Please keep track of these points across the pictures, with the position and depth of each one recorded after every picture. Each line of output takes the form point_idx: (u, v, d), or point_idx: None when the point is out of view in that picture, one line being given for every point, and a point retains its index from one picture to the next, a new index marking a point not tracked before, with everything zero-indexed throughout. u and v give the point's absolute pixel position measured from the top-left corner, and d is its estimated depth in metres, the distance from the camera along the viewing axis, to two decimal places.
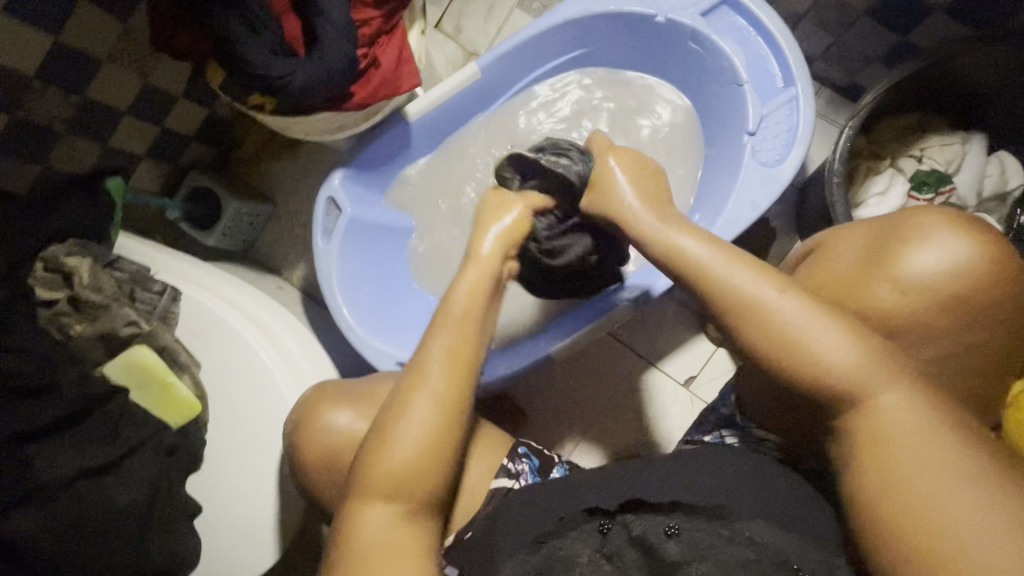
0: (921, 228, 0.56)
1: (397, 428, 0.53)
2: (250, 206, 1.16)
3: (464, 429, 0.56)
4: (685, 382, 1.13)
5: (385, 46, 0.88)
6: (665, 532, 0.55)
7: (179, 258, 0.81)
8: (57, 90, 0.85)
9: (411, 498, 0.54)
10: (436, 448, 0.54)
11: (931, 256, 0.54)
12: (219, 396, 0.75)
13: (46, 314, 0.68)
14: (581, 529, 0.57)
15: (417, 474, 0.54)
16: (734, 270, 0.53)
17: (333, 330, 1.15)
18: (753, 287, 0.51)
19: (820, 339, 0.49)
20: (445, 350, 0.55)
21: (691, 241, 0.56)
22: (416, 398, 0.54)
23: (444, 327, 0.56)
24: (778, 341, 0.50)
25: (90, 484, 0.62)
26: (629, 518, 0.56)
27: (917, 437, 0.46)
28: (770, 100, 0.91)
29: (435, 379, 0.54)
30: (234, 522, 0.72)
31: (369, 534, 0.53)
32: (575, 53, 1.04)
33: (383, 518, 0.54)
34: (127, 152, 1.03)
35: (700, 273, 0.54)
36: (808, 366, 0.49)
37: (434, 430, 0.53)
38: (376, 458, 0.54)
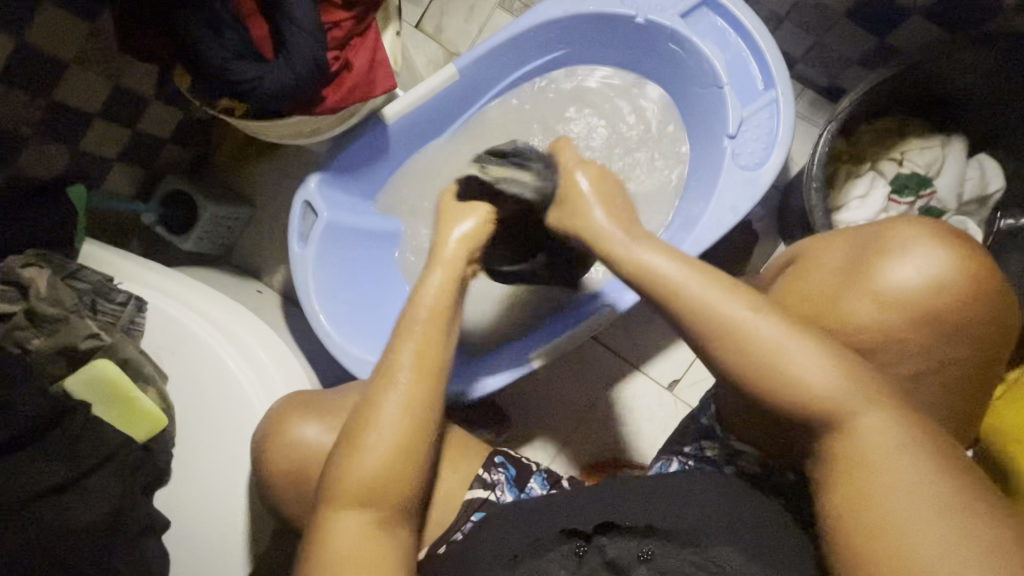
0: (903, 240, 0.55)
1: (367, 437, 0.52)
2: (228, 210, 1.14)
3: (431, 437, 0.54)
4: (668, 385, 1.12)
5: (357, 49, 0.86)
6: (637, 556, 0.52)
7: (146, 266, 0.78)
8: (22, 93, 0.83)
9: (386, 504, 0.52)
10: (403, 454, 0.52)
11: (910, 269, 0.54)
12: (187, 409, 0.73)
13: (1, 329, 0.66)
14: (557, 551, 0.54)
15: (390, 478, 0.52)
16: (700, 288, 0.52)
17: (314, 336, 1.14)
18: (717, 304, 0.51)
19: (792, 357, 0.48)
20: (414, 353, 0.55)
21: (661, 262, 0.55)
22: (386, 399, 0.53)
23: (410, 332, 0.56)
24: (748, 361, 0.49)
25: (48, 505, 0.61)
26: (604, 541, 0.54)
27: (890, 453, 0.45)
28: (751, 103, 0.91)
29: (402, 380, 0.53)
30: (202, 539, 0.70)
31: (338, 546, 0.50)
32: (556, 55, 1.03)
33: (354, 528, 0.51)
34: (99, 156, 1.01)
35: (672, 292, 0.53)
36: (772, 376, 0.48)
37: (405, 436, 0.52)
38: (346, 466, 0.52)
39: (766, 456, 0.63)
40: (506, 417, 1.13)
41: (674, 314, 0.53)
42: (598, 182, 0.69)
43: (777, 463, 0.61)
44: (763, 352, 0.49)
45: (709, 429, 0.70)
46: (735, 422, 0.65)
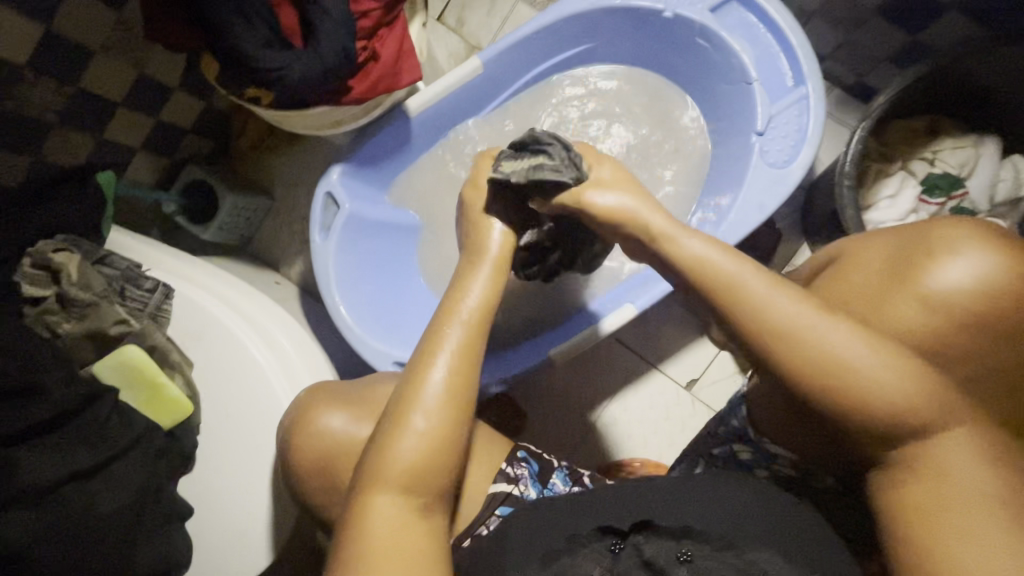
0: (949, 240, 0.53)
1: (413, 413, 0.51)
2: (248, 200, 1.15)
3: (469, 417, 0.53)
4: (686, 384, 1.11)
5: (385, 38, 0.85)
6: (677, 558, 0.52)
7: (171, 254, 0.78)
8: (50, 80, 0.83)
9: (426, 491, 0.50)
10: (442, 435, 0.51)
11: (960, 271, 0.52)
12: (212, 397, 0.73)
13: (34, 312, 0.67)
14: (592, 547, 0.55)
15: (430, 464, 0.50)
16: (761, 298, 0.49)
17: (331, 328, 1.14)
18: (780, 308, 0.48)
19: (863, 361, 0.47)
20: (459, 337, 0.54)
21: (708, 248, 0.52)
22: (429, 384, 0.52)
23: (447, 318, 0.56)
24: (814, 363, 0.47)
25: (76, 488, 0.61)
26: (640, 540, 0.54)
27: (961, 468, 0.46)
28: (779, 100, 0.89)
29: (441, 365, 0.53)
30: (228, 525, 0.71)
31: (379, 528, 0.48)
32: (581, 49, 1.02)
33: (393, 510, 0.49)
34: (123, 144, 1.01)
35: (724, 288, 0.50)
36: (836, 366, 0.47)
37: (449, 421, 0.51)
38: (388, 442, 0.50)
39: (799, 458, 0.63)
40: (523, 413, 1.13)
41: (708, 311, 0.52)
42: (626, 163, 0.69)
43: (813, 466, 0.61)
44: (832, 354, 0.47)
45: (739, 431, 0.69)
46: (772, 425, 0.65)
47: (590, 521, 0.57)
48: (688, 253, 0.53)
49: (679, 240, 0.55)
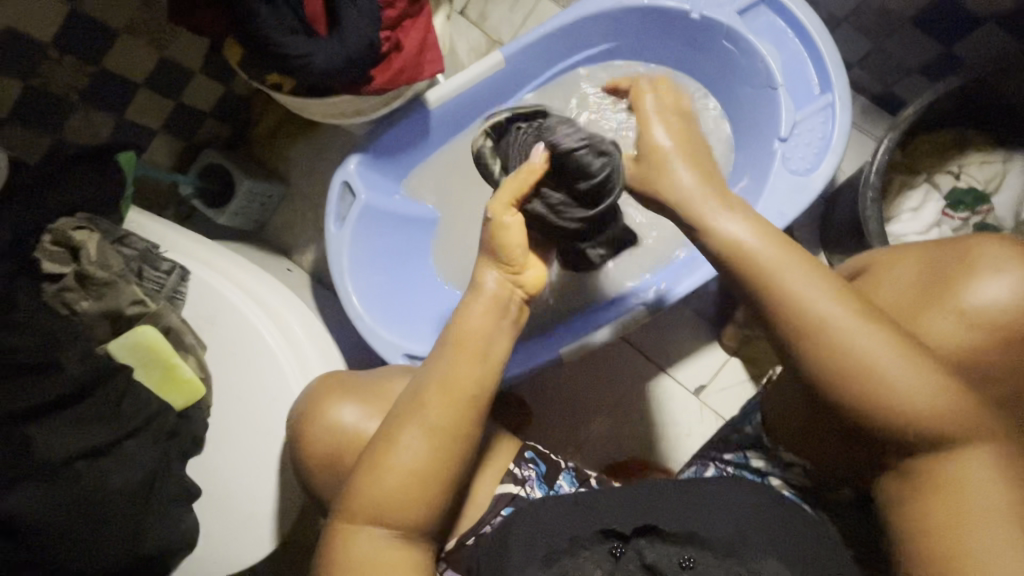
0: (985, 261, 0.53)
1: (388, 457, 0.49)
2: (263, 187, 1.15)
3: (459, 461, 0.51)
4: (695, 390, 1.11)
5: (408, 30, 0.86)
6: (680, 564, 0.53)
7: (188, 236, 0.78)
8: (74, 59, 0.84)
9: (402, 523, 0.50)
10: (425, 480, 0.50)
11: (999, 286, 0.51)
12: (223, 380, 0.73)
13: (51, 290, 0.67)
14: (594, 549, 0.55)
15: (407, 501, 0.50)
16: (807, 298, 0.46)
17: (341, 318, 1.14)
18: (824, 310, 0.46)
19: (896, 372, 0.45)
20: (442, 377, 0.51)
21: (746, 235, 0.49)
22: (409, 425, 0.50)
23: (443, 354, 0.52)
24: (843, 370, 0.46)
25: (89, 465, 0.61)
26: (642, 545, 0.55)
27: (983, 480, 0.47)
28: (804, 106, 0.88)
29: (429, 408, 0.50)
30: (235, 509, 0.71)
31: (357, 557, 0.50)
32: (604, 48, 1.01)
33: (370, 541, 0.50)
34: (142, 126, 1.01)
35: (768, 286, 0.47)
36: (862, 373, 0.46)
37: (428, 462, 0.50)
38: (367, 482, 0.50)
39: (816, 470, 0.62)
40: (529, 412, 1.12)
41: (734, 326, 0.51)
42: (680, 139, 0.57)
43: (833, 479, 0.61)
44: (866, 363, 0.46)
45: (756, 439, 0.68)
46: (787, 433, 0.64)
47: (595, 523, 0.57)
48: (723, 239, 0.50)
49: (719, 220, 0.50)
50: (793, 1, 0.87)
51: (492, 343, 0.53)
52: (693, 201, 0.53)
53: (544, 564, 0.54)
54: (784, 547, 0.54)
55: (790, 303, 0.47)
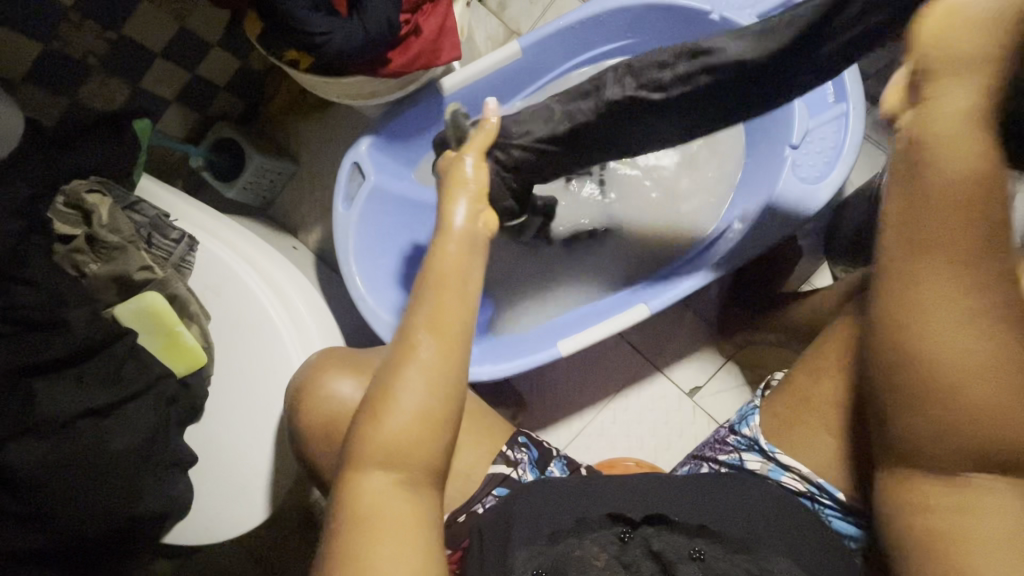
0: None
1: (389, 401, 0.50)
2: (274, 163, 1.15)
3: (459, 398, 0.52)
4: (690, 391, 1.11)
5: (429, 14, 0.86)
6: (689, 555, 0.53)
7: (198, 207, 0.79)
8: (94, 25, 0.84)
9: (410, 467, 0.50)
10: (430, 419, 0.50)
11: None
12: (226, 350, 0.74)
13: (64, 250, 0.68)
14: (601, 533, 0.56)
15: (412, 444, 0.50)
16: (961, 288, 0.41)
17: (344, 298, 1.15)
18: (979, 302, 0.40)
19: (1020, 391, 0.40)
20: (430, 317, 0.51)
21: (955, 192, 0.40)
22: (407, 369, 0.50)
23: (427, 294, 0.52)
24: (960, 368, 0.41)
25: (91, 424, 0.63)
26: (649, 533, 0.56)
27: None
28: (817, 115, 0.89)
29: (424, 349, 0.51)
30: (232, 477, 0.73)
31: (368, 502, 0.49)
32: (621, 44, 1.01)
33: (381, 488, 0.50)
34: (157, 95, 1.02)
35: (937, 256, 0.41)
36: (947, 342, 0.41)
37: (427, 403, 0.50)
38: (373, 427, 0.50)
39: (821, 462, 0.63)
40: (524, 400, 1.13)
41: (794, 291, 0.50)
42: None
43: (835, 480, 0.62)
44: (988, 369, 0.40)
45: (753, 441, 0.66)
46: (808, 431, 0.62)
47: (601, 506, 0.59)
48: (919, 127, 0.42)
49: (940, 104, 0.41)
50: None
51: (471, 276, 0.54)
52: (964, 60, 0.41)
53: (550, 540, 0.55)
54: (799, 550, 0.55)
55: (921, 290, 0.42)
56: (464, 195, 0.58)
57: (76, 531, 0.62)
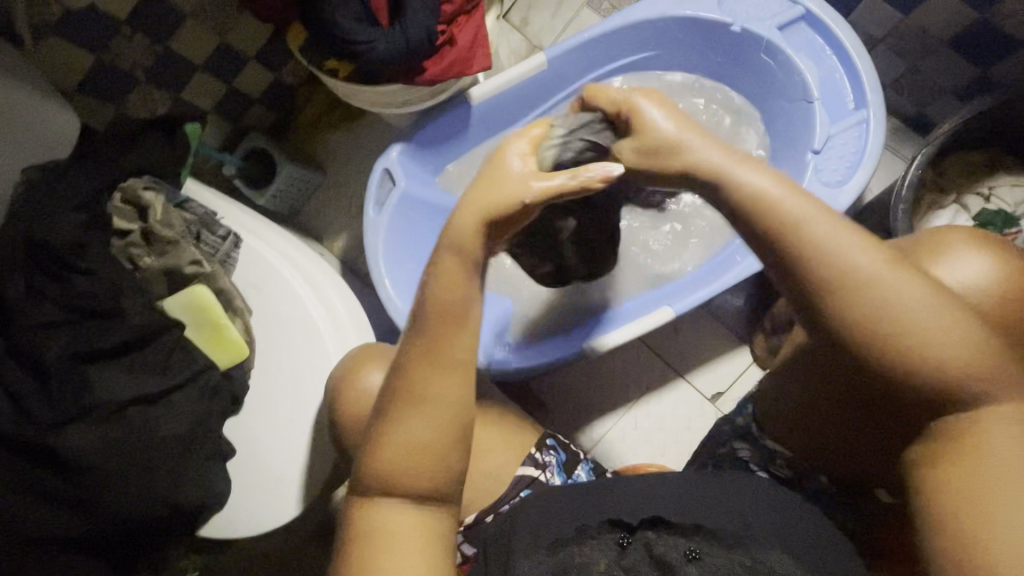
0: (949, 244, 0.55)
1: (392, 433, 0.51)
2: (303, 171, 1.19)
3: (464, 432, 0.53)
4: (711, 397, 1.12)
5: (463, 26, 0.89)
6: (686, 555, 0.55)
7: (243, 207, 0.82)
8: (144, 37, 0.89)
9: (416, 490, 0.52)
10: (435, 451, 0.52)
11: (962, 267, 0.53)
12: (266, 345, 0.76)
13: (120, 244, 0.71)
14: (601, 539, 0.58)
15: (418, 469, 0.51)
16: (825, 245, 0.47)
17: (369, 303, 1.18)
18: (889, 290, 0.45)
19: (934, 328, 0.44)
20: (426, 347, 0.53)
21: (839, 235, 0.47)
22: (409, 408, 0.52)
23: (418, 318, 0.54)
24: (887, 332, 0.45)
25: (140, 412, 0.65)
26: (650, 538, 0.57)
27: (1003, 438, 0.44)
28: (839, 121, 0.91)
29: (424, 386, 0.52)
30: (266, 472, 0.74)
31: (378, 524, 0.51)
32: (645, 55, 1.04)
33: (392, 509, 0.52)
34: (196, 106, 1.06)
35: (852, 287, 0.46)
36: (861, 286, 0.46)
37: (431, 437, 0.52)
38: (381, 459, 0.52)
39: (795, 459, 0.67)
40: (544, 403, 1.14)
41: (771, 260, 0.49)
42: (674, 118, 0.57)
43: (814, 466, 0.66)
44: (912, 330, 0.45)
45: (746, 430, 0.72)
46: (776, 425, 0.69)
47: (602, 514, 0.60)
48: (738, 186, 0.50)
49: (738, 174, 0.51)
50: (833, 19, 0.90)
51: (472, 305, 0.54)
52: (704, 152, 0.53)
53: (552, 548, 0.57)
54: (800, 557, 0.54)
55: (858, 300, 0.46)
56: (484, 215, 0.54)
57: (123, 517, 0.64)
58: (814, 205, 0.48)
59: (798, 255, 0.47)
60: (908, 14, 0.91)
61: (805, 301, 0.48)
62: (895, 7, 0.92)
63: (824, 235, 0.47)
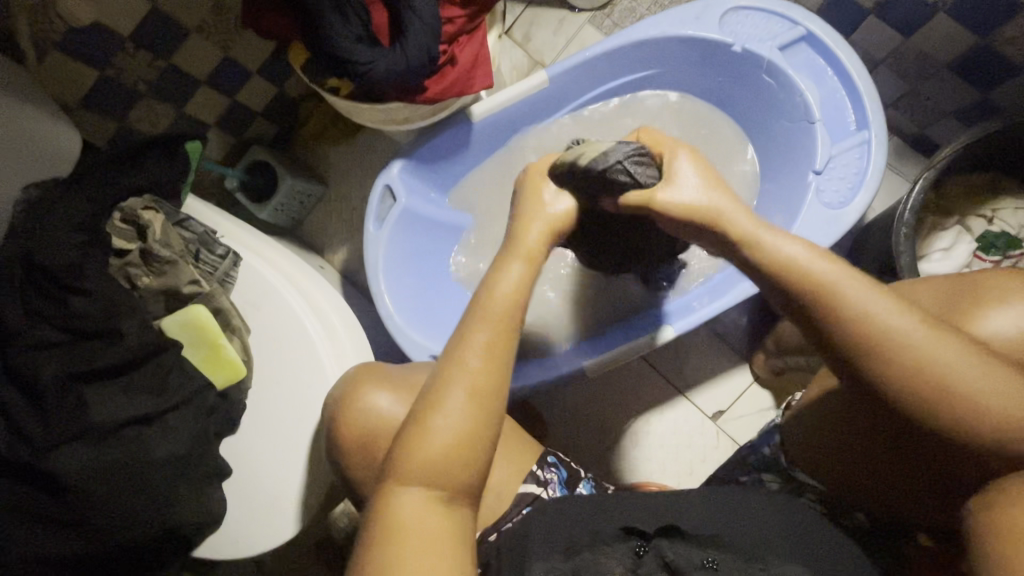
0: (1004, 289, 0.53)
1: (432, 416, 0.51)
2: (305, 185, 1.19)
3: (499, 419, 0.53)
4: (713, 415, 1.11)
5: (464, 46, 0.90)
6: (703, 564, 0.53)
7: (239, 224, 0.82)
8: (147, 53, 0.89)
9: (450, 486, 0.51)
10: (470, 437, 0.51)
11: (1008, 320, 0.51)
12: (264, 363, 0.76)
13: (118, 264, 0.71)
14: (615, 547, 0.56)
15: (458, 460, 0.51)
16: (850, 300, 0.49)
17: (368, 316, 1.17)
18: (909, 341, 0.47)
19: (966, 378, 0.46)
20: (484, 338, 0.54)
21: (861, 293, 0.49)
22: (452, 387, 0.52)
23: (478, 322, 0.55)
24: (911, 379, 0.47)
25: (135, 433, 0.64)
26: (663, 544, 0.55)
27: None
28: (840, 141, 0.91)
29: (474, 370, 0.52)
30: (264, 491, 0.73)
31: (405, 515, 0.49)
32: (646, 73, 1.04)
33: (419, 500, 0.50)
34: (199, 120, 1.06)
35: (872, 339, 0.48)
36: (892, 345, 0.48)
37: (469, 421, 0.51)
38: (414, 446, 0.51)
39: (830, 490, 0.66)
40: (544, 420, 1.13)
41: (802, 317, 0.52)
42: (703, 170, 0.64)
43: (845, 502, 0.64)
44: (938, 378, 0.47)
45: (771, 461, 0.71)
46: (804, 451, 0.68)
47: (617, 521, 0.60)
48: (770, 247, 0.54)
49: (765, 236, 0.55)
50: (834, 41, 0.90)
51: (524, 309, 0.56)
52: (730, 217, 0.59)
53: (566, 555, 0.57)
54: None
55: (890, 357, 0.48)
56: (546, 227, 0.64)
57: (116, 539, 0.63)
58: (832, 263, 0.51)
59: (825, 311, 0.50)
60: (909, 36, 0.92)
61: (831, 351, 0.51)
62: (898, 29, 0.92)
63: (848, 294, 0.49)
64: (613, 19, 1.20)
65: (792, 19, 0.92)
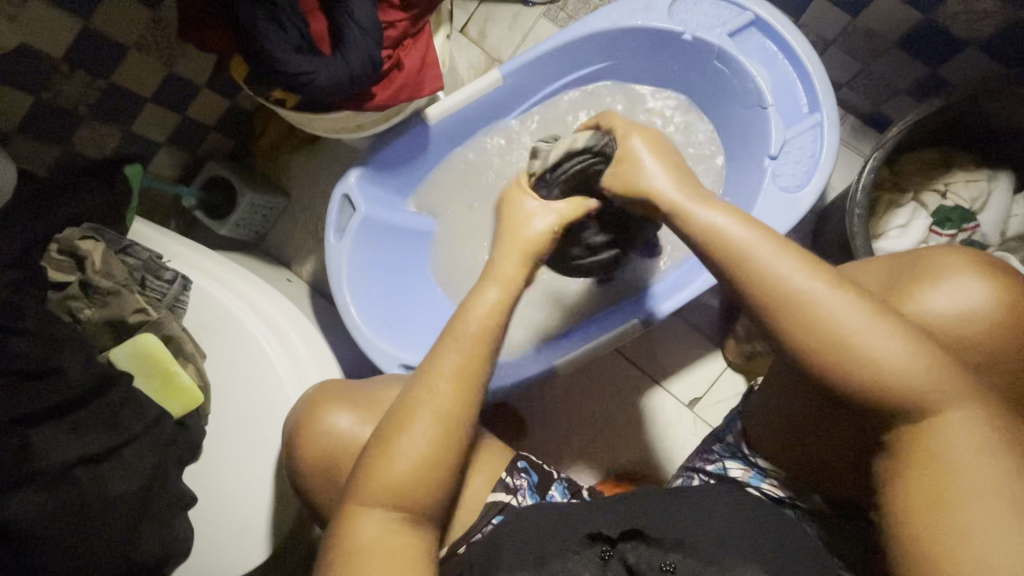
0: (940, 268, 0.54)
1: (399, 439, 0.52)
2: (264, 198, 1.16)
3: (464, 446, 0.54)
4: (689, 403, 1.12)
5: (410, 49, 0.89)
6: (661, 567, 0.55)
7: (191, 245, 0.80)
8: (84, 73, 0.85)
9: (411, 509, 0.52)
10: (434, 461, 0.52)
11: (944, 298, 0.52)
12: (223, 389, 0.74)
13: (57, 297, 0.69)
14: (582, 554, 0.57)
15: (417, 484, 0.52)
16: (776, 265, 0.49)
17: (338, 328, 1.16)
18: (829, 305, 0.47)
19: (880, 340, 0.46)
20: (455, 365, 0.54)
21: (788, 266, 0.49)
22: (419, 409, 0.53)
23: (450, 346, 0.55)
24: (838, 351, 0.46)
25: (87, 472, 0.63)
26: (626, 549, 0.57)
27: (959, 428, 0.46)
28: (794, 125, 0.91)
29: (441, 395, 0.53)
30: (232, 520, 0.72)
31: (364, 538, 0.50)
32: (599, 66, 1.03)
33: (377, 524, 0.51)
34: (148, 139, 1.03)
35: (788, 311, 0.48)
36: (803, 310, 0.47)
37: (434, 444, 0.52)
38: (376, 467, 0.52)
39: (789, 478, 0.66)
40: (523, 421, 1.13)
41: (734, 288, 0.51)
42: (655, 145, 0.65)
43: (804, 488, 0.65)
44: (855, 341, 0.46)
45: (734, 448, 0.71)
46: (763, 438, 0.68)
47: (581, 528, 0.60)
48: (709, 225, 0.53)
49: (712, 217, 0.53)
50: (783, 25, 0.90)
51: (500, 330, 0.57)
52: (673, 200, 0.58)
53: (533, 566, 0.56)
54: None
55: (815, 323, 0.47)
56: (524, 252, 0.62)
57: None
58: (768, 237, 0.50)
59: (753, 279, 0.49)
60: (856, 15, 0.92)
61: (761, 328, 0.50)
62: (845, 10, 0.92)
63: (779, 266, 0.49)
64: (567, 12, 1.19)
65: (740, 5, 0.92)
